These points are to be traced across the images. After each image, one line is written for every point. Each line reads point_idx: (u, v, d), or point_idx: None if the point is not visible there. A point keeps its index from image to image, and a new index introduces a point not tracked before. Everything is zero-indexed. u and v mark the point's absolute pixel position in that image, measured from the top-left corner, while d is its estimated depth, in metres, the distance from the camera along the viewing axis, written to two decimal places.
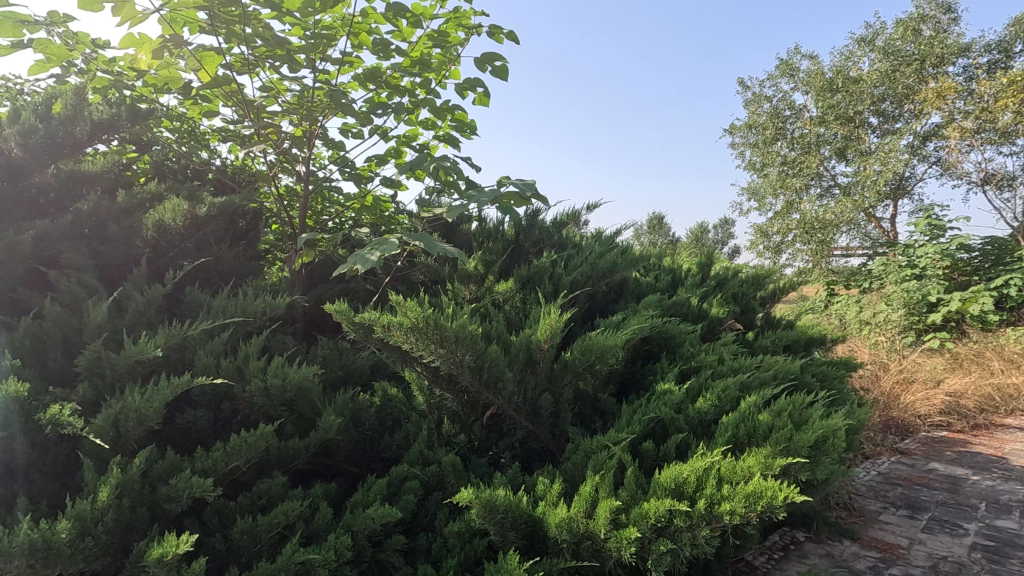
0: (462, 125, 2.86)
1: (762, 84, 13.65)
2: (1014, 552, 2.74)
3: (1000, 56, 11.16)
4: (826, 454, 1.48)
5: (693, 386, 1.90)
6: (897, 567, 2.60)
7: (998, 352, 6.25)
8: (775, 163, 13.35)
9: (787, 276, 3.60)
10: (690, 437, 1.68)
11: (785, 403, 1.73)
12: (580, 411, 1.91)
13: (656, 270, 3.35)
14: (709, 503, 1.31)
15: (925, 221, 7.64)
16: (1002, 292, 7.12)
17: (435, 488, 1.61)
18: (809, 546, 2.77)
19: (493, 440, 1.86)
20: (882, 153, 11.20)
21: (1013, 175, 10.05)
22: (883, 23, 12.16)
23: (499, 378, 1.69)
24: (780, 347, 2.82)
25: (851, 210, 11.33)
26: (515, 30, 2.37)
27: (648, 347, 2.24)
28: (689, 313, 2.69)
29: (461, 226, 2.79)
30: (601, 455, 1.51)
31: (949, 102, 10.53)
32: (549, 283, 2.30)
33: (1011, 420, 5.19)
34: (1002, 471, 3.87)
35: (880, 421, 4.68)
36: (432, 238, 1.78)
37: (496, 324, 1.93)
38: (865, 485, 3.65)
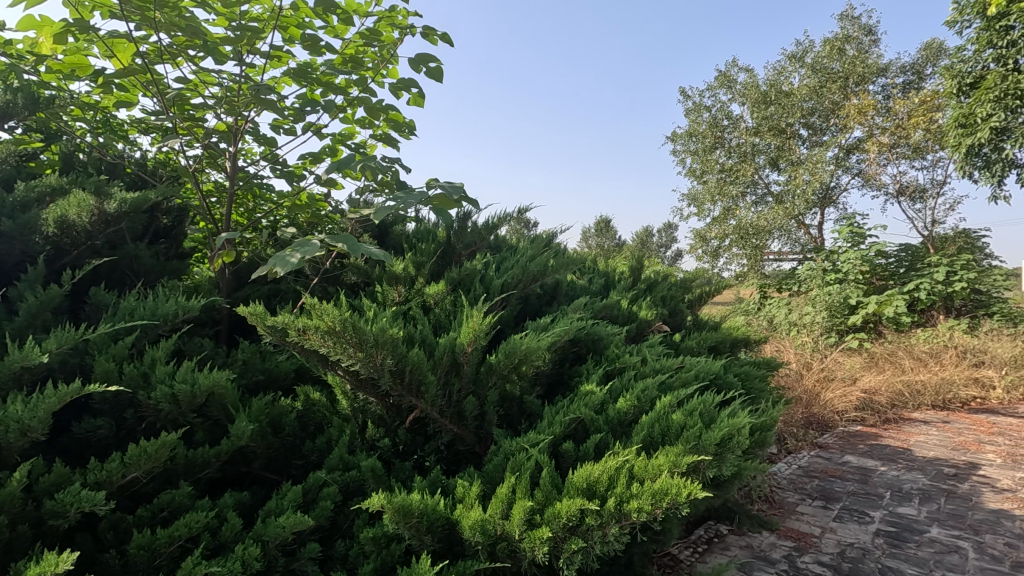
0: (401, 123, 2.83)
1: (702, 94, 14.20)
2: (912, 537, 2.97)
3: (913, 77, 12.04)
4: (732, 451, 1.56)
5: (615, 387, 1.96)
6: (808, 555, 2.76)
7: (908, 351, 6.75)
8: (713, 171, 13.85)
9: (717, 280, 3.75)
10: (609, 436, 1.72)
11: (698, 403, 1.81)
12: (505, 413, 1.93)
13: (590, 272, 3.43)
14: (619, 502, 1.35)
15: (847, 229, 8.16)
16: (913, 296, 7.68)
17: (355, 494, 1.59)
18: (730, 539, 2.90)
19: (419, 444, 1.86)
20: (810, 163, 11.87)
21: (924, 188, 10.91)
22: (811, 42, 12.91)
23: (421, 382, 1.69)
24: (704, 349, 2.95)
25: (782, 218, 11.97)
26: (449, 32, 2.38)
27: (576, 349, 2.30)
28: (619, 316, 2.78)
29: (396, 227, 2.76)
30: (519, 455, 1.53)
31: (869, 117, 11.30)
32: (479, 285, 2.32)
33: (917, 414, 5.63)
34: (907, 462, 4.19)
35: (803, 417, 4.97)
36: (356, 239, 1.74)
37: (423, 326, 1.92)
38: (786, 479, 3.85)
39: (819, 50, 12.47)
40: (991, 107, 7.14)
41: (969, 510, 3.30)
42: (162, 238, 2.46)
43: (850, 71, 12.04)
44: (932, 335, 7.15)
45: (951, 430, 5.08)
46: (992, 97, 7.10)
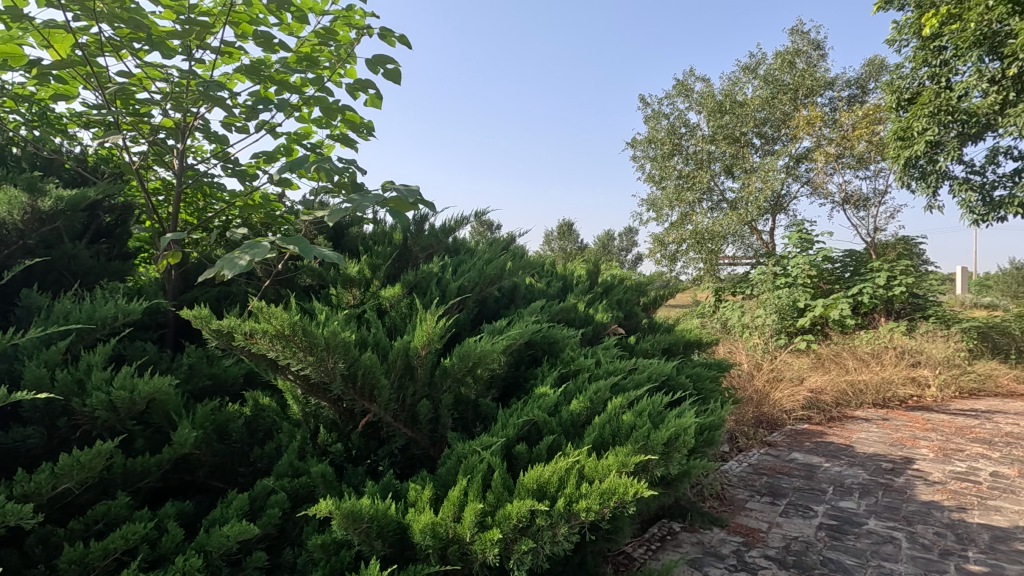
0: (359, 124, 2.79)
1: (661, 102, 14.55)
2: (851, 529, 3.12)
3: (858, 91, 12.66)
4: (678, 450, 1.61)
5: (569, 389, 1.99)
6: (755, 549, 2.87)
7: (852, 351, 7.08)
8: (672, 177, 14.21)
9: (672, 283, 3.85)
10: (561, 437, 1.75)
11: (648, 404, 1.86)
12: (460, 417, 1.94)
13: (549, 275, 3.47)
14: (568, 502, 1.38)
15: (797, 235, 8.50)
16: (857, 300, 8.07)
17: (304, 501, 1.56)
18: (683, 535, 2.99)
19: (373, 448, 1.85)
20: (762, 172, 12.33)
21: (867, 197, 11.48)
22: (764, 55, 13.41)
23: (374, 386, 1.67)
24: (658, 351, 3.03)
25: (736, 224, 12.41)
26: (406, 34, 2.37)
27: (531, 352, 2.32)
28: (576, 319, 2.82)
29: (352, 229, 2.73)
30: (471, 458, 1.54)
31: (817, 128, 11.81)
32: (436, 288, 2.31)
33: (859, 412, 5.92)
34: (848, 458, 4.40)
35: (754, 416, 5.15)
36: (309, 241, 1.71)
37: (376, 330, 1.90)
38: (737, 476, 3.98)
39: (771, 63, 12.97)
40: (926, 122, 7.59)
41: (903, 502, 3.49)
42: (104, 237, 2.37)
43: (800, 83, 12.57)
44: (873, 336, 7.52)
45: (889, 426, 5.36)
46: (927, 112, 7.54)
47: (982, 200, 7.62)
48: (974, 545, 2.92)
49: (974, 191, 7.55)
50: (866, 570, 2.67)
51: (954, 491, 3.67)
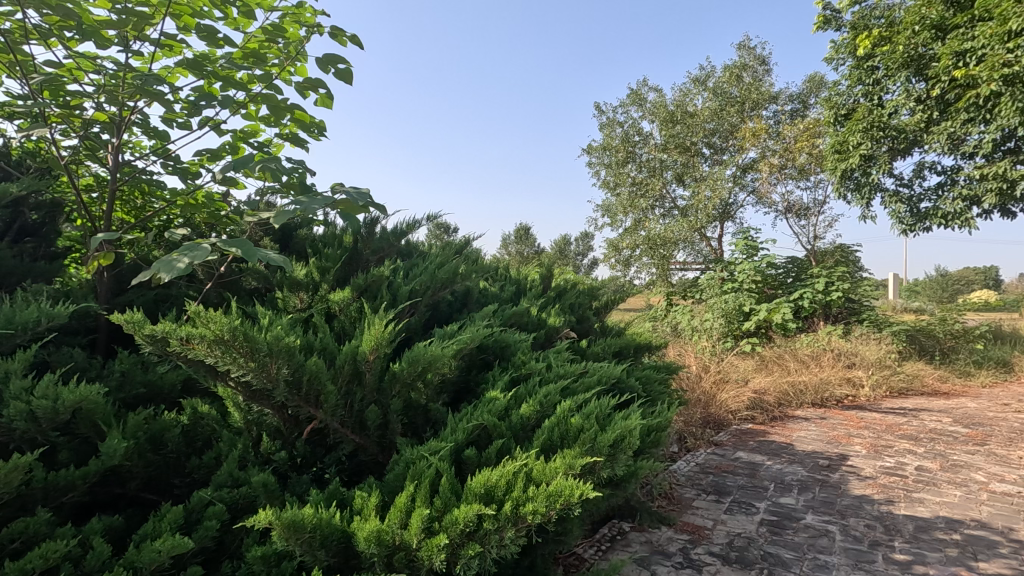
0: (309, 123, 2.73)
1: (616, 110, 14.86)
2: (790, 524, 3.26)
3: (800, 105, 13.29)
4: (624, 451, 1.66)
5: (519, 393, 2.01)
6: (701, 546, 2.96)
7: (793, 354, 7.41)
8: (626, 184, 14.53)
9: (623, 288, 3.92)
10: (511, 441, 1.76)
11: (596, 407, 1.90)
12: (410, 422, 1.92)
13: (502, 280, 3.48)
14: (515, 505, 1.39)
15: (743, 242, 8.84)
16: (798, 304, 8.46)
17: (244, 511, 1.50)
18: (632, 535, 3.05)
19: (319, 455, 1.80)
20: (711, 180, 12.76)
21: (807, 206, 12.06)
22: (713, 68, 13.90)
23: (320, 392, 1.64)
24: (609, 354, 3.09)
25: (686, 230, 12.80)
26: (358, 34, 2.33)
27: (483, 356, 2.32)
28: (529, 323, 2.84)
29: (300, 231, 2.67)
30: (419, 464, 1.53)
31: (762, 140, 12.33)
32: (387, 292, 2.28)
33: (799, 411, 6.20)
34: (789, 455, 4.60)
35: (701, 417, 5.32)
36: (252, 244, 1.64)
37: (323, 335, 1.86)
38: (684, 476, 4.09)
39: (719, 76, 13.46)
40: (861, 137, 8.04)
41: (838, 497, 3.68)
42: (28, 236, 2.23)
43: (746, 96, 13.09)
44: (813, 339, 7.90)
45: (826, 425, 5.63)
46: (861, 128, 8.00)
47: (910, 211, 8.13)
48: (900, 535, 3.10)
49: (903, 203, 8.06)
50: (803, 563, 2.80)
51: (883, 485, 3.89)
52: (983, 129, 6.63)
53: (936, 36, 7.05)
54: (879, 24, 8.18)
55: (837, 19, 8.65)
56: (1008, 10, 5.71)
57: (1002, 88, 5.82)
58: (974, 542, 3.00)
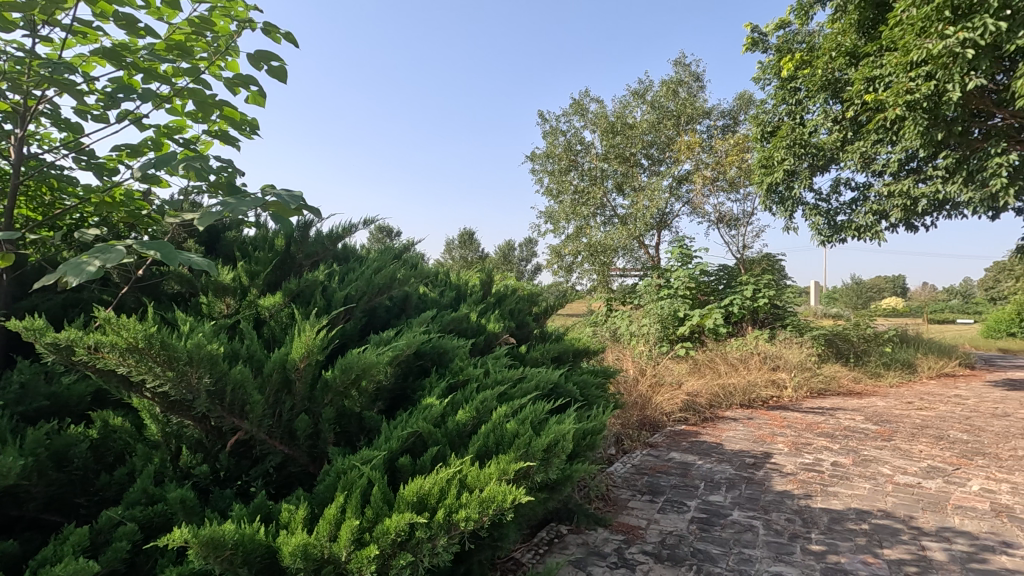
0: (240, 121, 2.62)
1: (558, 119, 15.16)
2: (718, 520, 3.41)
3: (730, 121, 14.02)
4: (557, 456, 1.70)
5: (456, 399, 2.00)
6: (635, 545, 3.04)
7: (724, 357, 7.78)
8: (568, 192, 14.81)
9: (562, 294, 3.99)
10: (446, 448, 1.75)
11: (531, 412, 1.92)
12: (343, 431, 1.88)
13: (442, 285, 3.46)
14: (447, 512, 1.39)
15: (678, 250, 9.21)
16: (728, 310, 8.89)
17: (159, 530, 1.42)
18: (569, 538, 3.09)
19: (244, 468, 1.73)
20: (649, 190, 13.21)
21: (737, 217, 12.71)
22: (651, 82, 14.40)
23: (245, 402, 1.57)
24: (547, 359, 3.14)
25: (626, 238, 13.20)
26: (293, 32, 2.24)
27: (421, 362, 2.29)
28: (468, 329, 2.84)
29: (228, 232, 2.55)
30: (350, 473, 1.49)
31: (696, 153, 12.90)
32: (321, 297, 2.21)
33: (729, 412, 6.50)
34: (718, 454, 4.81)
35: (638, 420, 5.48)
36: (173, 246, 1.54)
37: (250, 342, 1.78)
38: (621, 477, 4.21)
39: (657, 90, 13.97)
40: (784, 153, 8.57)
41: (762, 493, 3.89)
42: None
43: (681, 111, 13.66)
44: (742, 343, 8.31)
45: (753, 425, 5.94)
46: (785, 145, 8.54)
47: (828, 224, 8.74)
48: (816, 527, 3.31)
49: (821, 216, 8.65)
50: (729, 558, 2.93)
51: (802, 480, 4.14)
52: (890, 149, 7.21)
53: (850, 62, 7.63)
54: (801, 48, 8.76)
55: (763, 42, 9.20)
56: (910, 42, 6.10)
57: (906, 113, 6.31)
58: (880, 531, 3.25)
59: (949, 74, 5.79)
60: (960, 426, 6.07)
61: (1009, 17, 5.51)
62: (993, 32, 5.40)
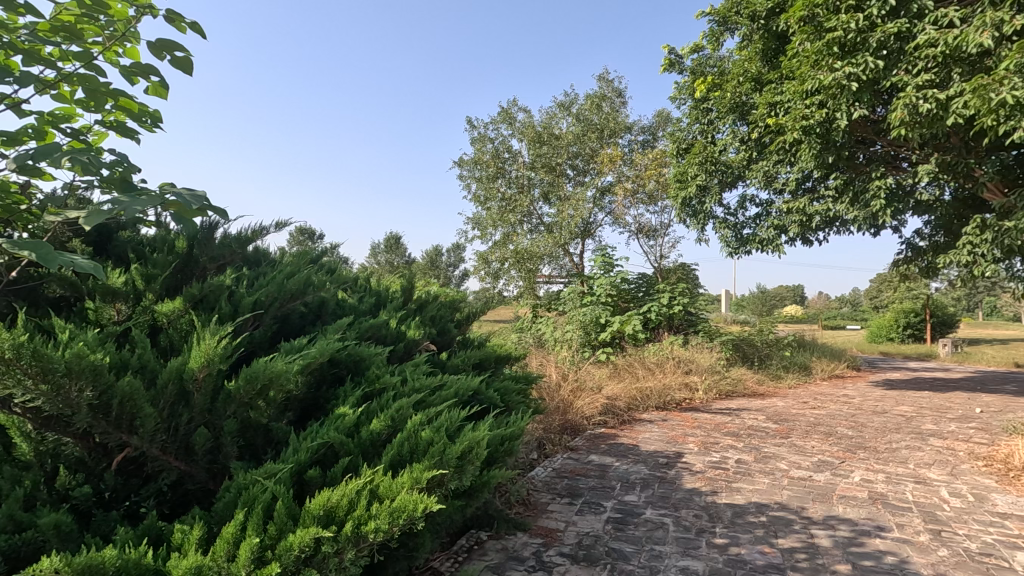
0: (141, 112, 2.41)
1: (486, 126, 15.26)
2: (632, 519, 3.54)
3: (650, 136, 14.72)
4: (471, 463, 1.73)
5: (371, 408, 1.96)
6: (553, 548, 3.10)
7: (642, 362, 8.12)
8: (495, 199, 14.94)
9: (485, 301, 4.00)
10: (358, 459, 1.72)
11: (447, 419, 1.92)
12: (248, 444, 1.79)
13: (362, 291, 3.38)
14: (356, 524, 1.37)
15: (601, 259, 9.52)
16: (647, 317, 9.29)
17: (28, 560, 1.29)
18: (489, 544, 3.09)
19: (133, 487, 1.61)
20: (574, 200, 13.56)
21: (655, 228, 13.33)
22: (576, 95, 14.84)
23: (134, 416, 1.45)
24: (468, 366, 3.14)
25: (551, 245, 13.49)
26: (200, 22, 2.03)
27: (335, 370, 2.22)
28: (388, 336, 2.79)
29: (122, 232, 2.37)
30: (253, 488, 1.42)
31: (618, 166, 13.43)
32: (227, 303, 2.09)
33: (645, 414, 6.79)
34: (634, 456, 5.01)
35: (560, 424, 5.60)
36: (53, 247, 1.40)
37: (143, 351, 1.65)
38: (542, 481, 4.27)
39: (582, 103, 14.41)
40: (697, 169, 9.11)
41: (673, 491, 4.09)
42: None
43: (605, 125, 14.16)
44: (658, 348, 8.71)
45: (667, 426, 6.23)
46: (698, 161, 9.08)
47: (735, 236, 9.36)
48: (721, 521, 3.53)
49: (729, 229, 9.27)
50: (641, 555, 3.05)
51: (709, 478, 4.40)
52: (789, 170, 7.84)
53: (755, 88, 8.24)
54: (712, 72, 9.37)
55: (679, 64, 9.75)
56: (805, 73, 6.64)
57: (802, 137, 6.90)
58: (775, 522, 3.51)
59: (837, 103, 6.39)
60: (846, 423, 6.68)
61: (885, 57, 6.19)
62: (873, 69, 6.05)
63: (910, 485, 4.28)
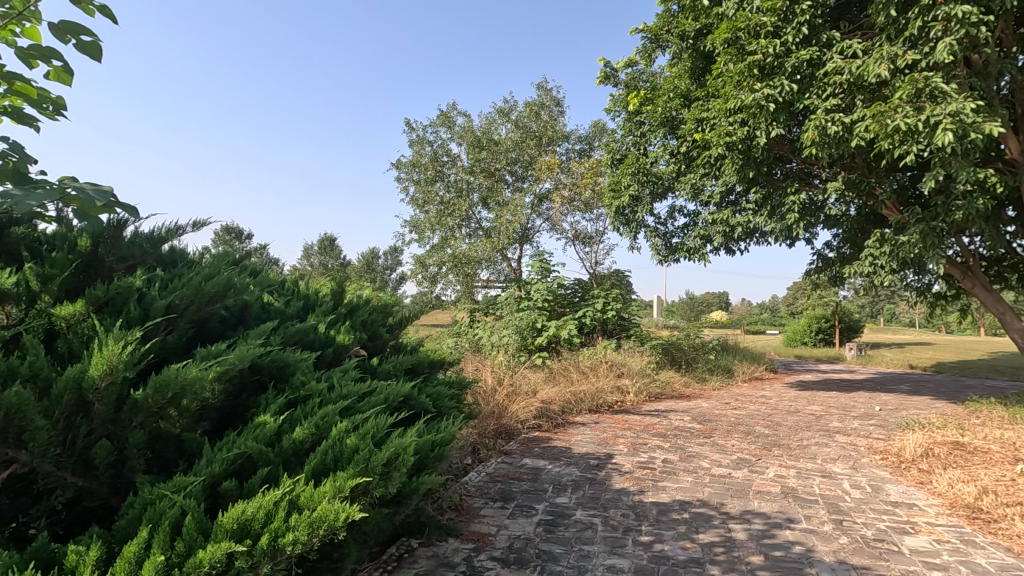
0: (42, 98, 2.19)
1: (425, 129, 15.12)
2: (563, 521, 3.61)
3: (586, 146, 15.09)
4: (397, 469, 1.72)
5: (294, 415, 1.89)
6: (484, 553, 3.10)
7: (576, 366, 8.29)
8: (434, 202, 14.88)
9: (419, 305, 3.95)
10: (278, 468, 1.66)
11: (373, 425, 1.89)
12: (157, 456, 1.69)
13: (289, 295, 3.26)
14: (273, 537, 1.33)
15: (538, 264, 9.65)
16: (582, 321, 9.51)
17: None
18: (420, 551, 3.05)
19: (22, 507, 1.48)
20: (512, 206, 13.64)
21: (590, 235, 13.67)
22: (515, 102, 14.99)
23: (24, 430, 1.34)
24: (400, 372, 3.10)
25: (489, 250, 13.53)
26: (111, 6, 1.88)
27: (257, 377, 2.13)
28: (315, 341, 2.72)
29: (15, 227, 2.15)
30: (159, 504, 1.34)
31: (555, 174, 13.67)
32: (136, 306, 1.96)
33: (578, 417, 6.92)
34: (566, 458, 5.11)
35: (494, 428, 5.62)
36: None
37: (35, 358, 1.52)
38: (475, 486, 4.27)
39: (521, 110, 14.58)
40: (630, 180, 9.45)
41: (603, 492, 4.20)
42: None
43: (543, 132, 14.35)
44: (592, 352, 8.91)
45: (599, 428, 6.39)
46: (631, 172, 9.42)
47: (665, 245, 9.76)
48: (647, 519, 3.66)
49: (660, 238, 9.65)
50: (570, 555, 3.11)
51: (637, 477, 4.55)
52: (714, 183, 8.28)
53: (683, 103, 8.65)
54: (645, 86, 9.76)
55: (614, 77, 10.08)
56: (729, 92, 7.04)
57: (726, 152, 7.32)
58: (697, 518, 3.68)
59: (757, 122, 6.81)
60: (763, 422, 7.11)
61: (799, 81, 6.67)
62: (788, 91, 6.49)
63: (817, 479, 4.61)
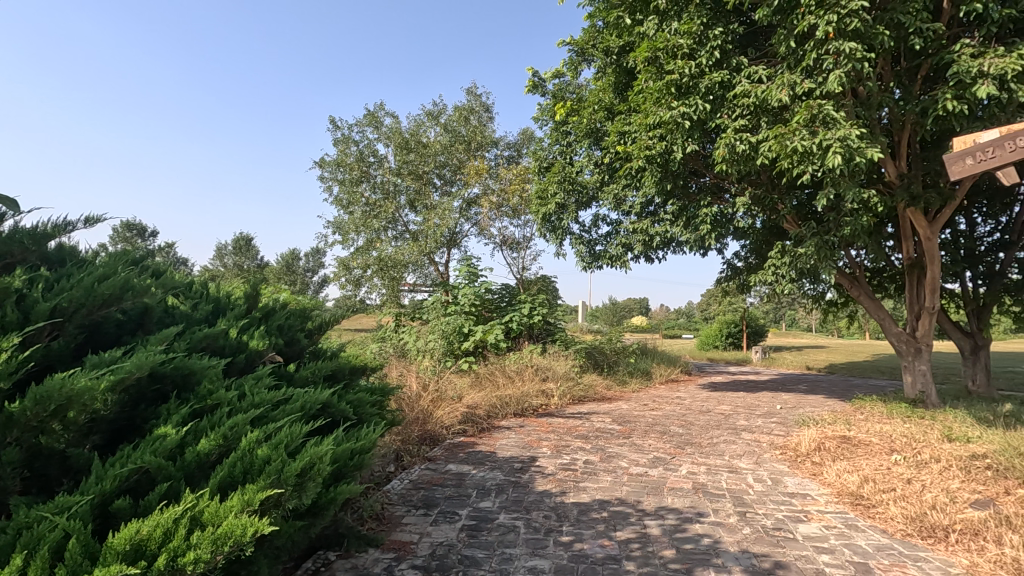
0: None
1: (350, 128, 14.68)
2: (486, 525, 3.62)
3: (515, 153, 15.26)
4: (311, 480, 1.66)
5: (200, 425, 1.78)
6: (404, 562, 3.04)
7: (502, 370, 8.34)
8: (359, 203, 14.55)
9: (340, 309, 3.82)
10: (179, 483, 1.55)
11: (286, 434, 1.81)
12: (38, 475, 1.53)
13: (197, 297, 3.06)
14: (171, 557, 1.25)
15: (465, 269, 9.64)
16: (508, 326, 9.58)
17: None
18: (337, 564, 2.95)
19: None
20: (440, 210, 13.49)
21: (518, 241, 13.82)
22: (444, 105, 14.90)
23: None
24: (318, 378, 2.98)
25: (416, 253, 13.35)
26: None
27: (158, 386, 1.98)
28: (226, 347, 2.56)
29: None
30: (38, 527, 1.22)
31: (484, 179, 13.71)
32: (14, 310, 1.76)
33: (504, 422, 6.97)
34: (490, 462, 5.13)
35: (418, 435, 5.54)
36: None
37: None
38: (398, 493, 4.18)
39: (450, 114, 14.52)
40: (557, 188, 9.67)
41: (525, 494, 4.25)
42: None
43: (472, 137, 14.33)
44: (518, 356, 9.01)
45: (523, 432, 6.46)
46: (557, 180, 9.65)
47: (589, 252, 10.06)
48: (567, 520, 3.75)
49: (584, 245, 9.94)
50: (492, 559, 3.12)
51: (559, 479, 4.65)
52: (634, 194, 8.64)
53: (607, 116, 8.97)
54: (571, 97, 10.03)
55: (542, 86, 10.29)
56: (649, 107, 7.39)
57: (646, 164, 7.68)
58: (614, 517, 3.81)
59: (674, 137, 7.18)
60: (678, 422, 7.48)
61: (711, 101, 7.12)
62: (702, 110, 6.91)
63: (724, 474, 4.91)
